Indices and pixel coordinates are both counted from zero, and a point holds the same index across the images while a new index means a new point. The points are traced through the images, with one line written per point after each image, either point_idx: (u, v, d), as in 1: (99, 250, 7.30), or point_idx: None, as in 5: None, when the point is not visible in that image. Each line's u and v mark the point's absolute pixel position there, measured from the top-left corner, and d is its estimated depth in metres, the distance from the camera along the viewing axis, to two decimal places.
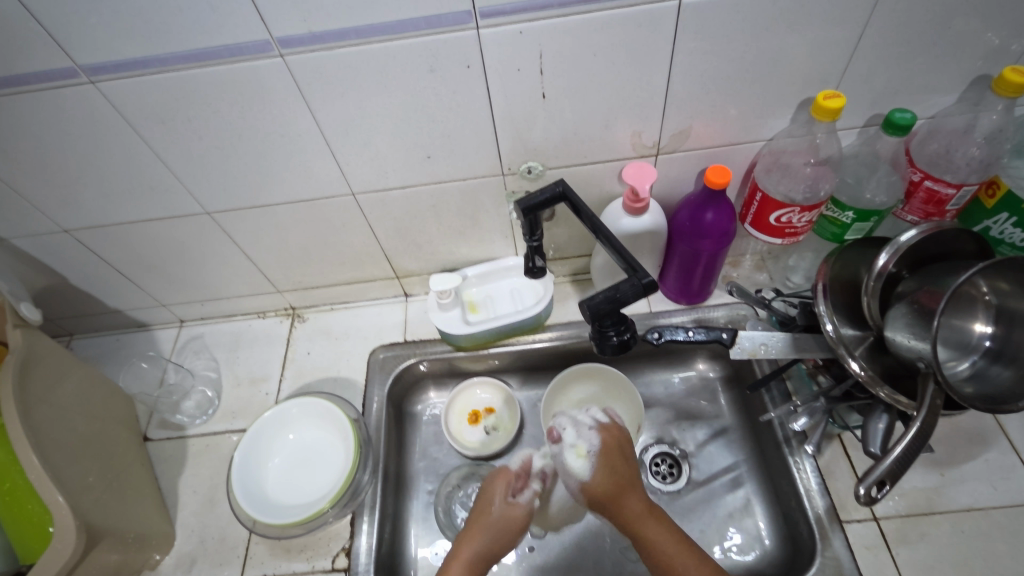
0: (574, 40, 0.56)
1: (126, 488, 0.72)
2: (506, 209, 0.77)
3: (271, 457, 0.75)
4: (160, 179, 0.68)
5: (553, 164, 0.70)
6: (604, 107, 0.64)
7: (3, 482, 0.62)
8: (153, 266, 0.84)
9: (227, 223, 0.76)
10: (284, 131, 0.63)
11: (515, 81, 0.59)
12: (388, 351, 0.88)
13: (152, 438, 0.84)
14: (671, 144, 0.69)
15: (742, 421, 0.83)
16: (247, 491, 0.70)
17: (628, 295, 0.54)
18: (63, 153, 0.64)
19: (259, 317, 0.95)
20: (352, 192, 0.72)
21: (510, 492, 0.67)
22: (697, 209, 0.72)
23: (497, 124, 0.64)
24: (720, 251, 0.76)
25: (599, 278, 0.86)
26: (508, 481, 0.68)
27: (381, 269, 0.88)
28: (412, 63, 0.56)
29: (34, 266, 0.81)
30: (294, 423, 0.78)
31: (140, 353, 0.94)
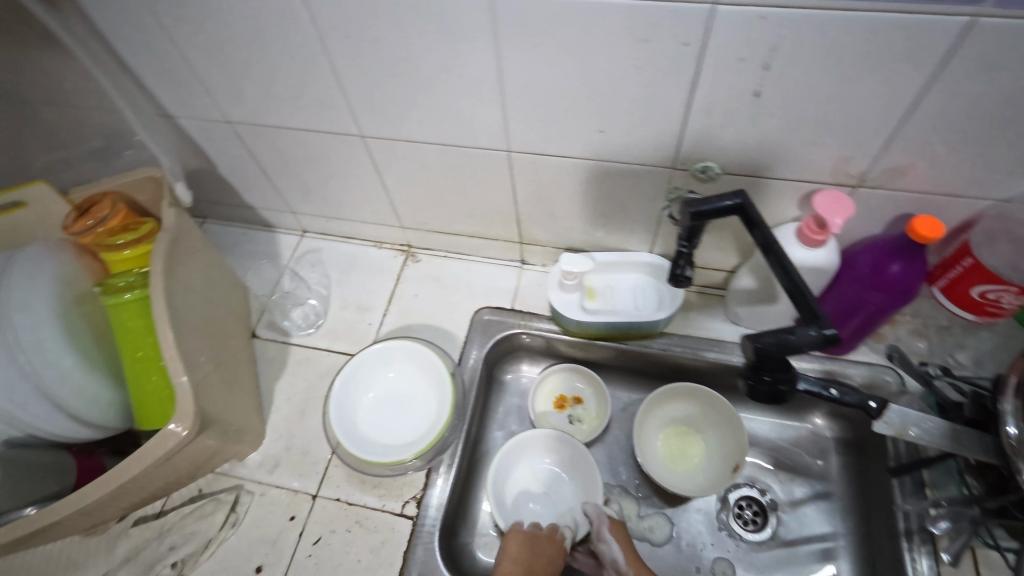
0: (820, 40, 0.48)
1: (232, 381, 0.76)
2: (661, 203, 0.71)
3: (365, 390, 0.76)
4: (328, 93, 0.67)
5: (732, 169, 0.63)
6: (820, 121, 0.55)
7: (137, 348, 0.64)
8: (295, 174, 0.85)
9: (376, 150, 0.75)
10: (464, 73, 0.59)
11: (731, 72, 0.52)
12: (493, 314, 0.85)
13: (259, 336, 0.87)
14: (879, 179, 0.60)
15: (851, 493, 0.76)
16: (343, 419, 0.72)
17: (802, 343, 0.47)
18: (246, 47, 0.63)
19: (375, 247, 0.96)
20: (509, 149, 0.68)
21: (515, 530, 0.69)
22: (884, 257, 0.63)
23: (690, 113, 0.57)
24: (891, 308, 0.67)
25: (734, 299, 0.78)
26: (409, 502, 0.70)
27: (507, 230, 0.85)
28: (626, 30, 0.50)
29: (191, 148, 0.84)
30: (393, 363, 0.78)
31: (262, 252, 0.97)
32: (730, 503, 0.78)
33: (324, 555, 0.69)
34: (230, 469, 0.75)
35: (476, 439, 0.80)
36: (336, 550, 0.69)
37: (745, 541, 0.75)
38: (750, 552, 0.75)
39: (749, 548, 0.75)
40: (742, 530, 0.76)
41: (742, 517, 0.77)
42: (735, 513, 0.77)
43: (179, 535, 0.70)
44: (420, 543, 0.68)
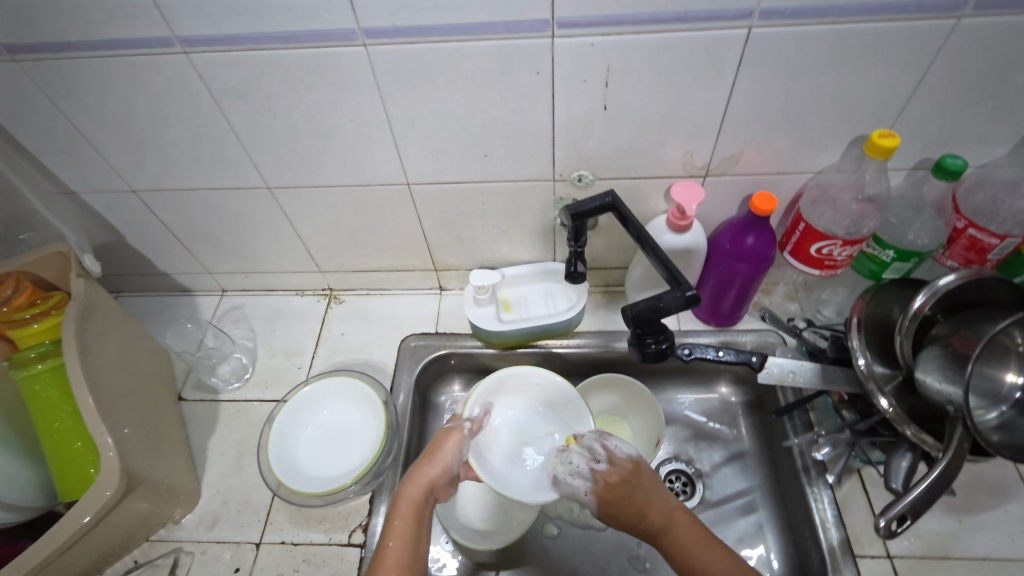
0: (643, 59, 0.58)
1: (158, 443, 0.75)
2: (552, 214, 0.79)
3: (478, 404, 0.74)
4: (230, 151, 0.72)
5: (603, 175, 0.73)
6: (662, 125, 0.66)
7: (52, 420, 0.63)
8: (208, 234, 0.87)
9: (285, 200, 0.79)
10: (355, 118, 0.66)
11: (580, 92, 0.62)
12: (420, 340, 0.90)
13: (186, 398, 0.87)
14: (720, 167, 0.71)
15: (761, 448, 0.84)
16: (472, 421, 0.70)
17: (670, 306, 0.56)
18: (144, 116, 0.67)
19: (298, 295, 0.98)
20: (407, 182, 0.75)
21: (456, 454, 0.66)
22: (739, 232, 0.73)
23: (557, 129, 0.67)
24: (756, 276, 0.77)
25: (632, 290, 0.87)
26: (460, 437, 0.66)
27: (421, 260, 0.91)
28: (486, 65, 0.59)
29: (98, 222, 0.85)
30: (514, 396, 0.77)
31: (182, 317, 0.97)
32: (660, 478, 0.84)
33: None
34: (166, 534, 0.74)
35: (416, 462, 0.82)
36: None
37: None
38: None
39: None
40: None
41: (673, 490, 0.83)
42: (666, 486, 0.84)
43: None
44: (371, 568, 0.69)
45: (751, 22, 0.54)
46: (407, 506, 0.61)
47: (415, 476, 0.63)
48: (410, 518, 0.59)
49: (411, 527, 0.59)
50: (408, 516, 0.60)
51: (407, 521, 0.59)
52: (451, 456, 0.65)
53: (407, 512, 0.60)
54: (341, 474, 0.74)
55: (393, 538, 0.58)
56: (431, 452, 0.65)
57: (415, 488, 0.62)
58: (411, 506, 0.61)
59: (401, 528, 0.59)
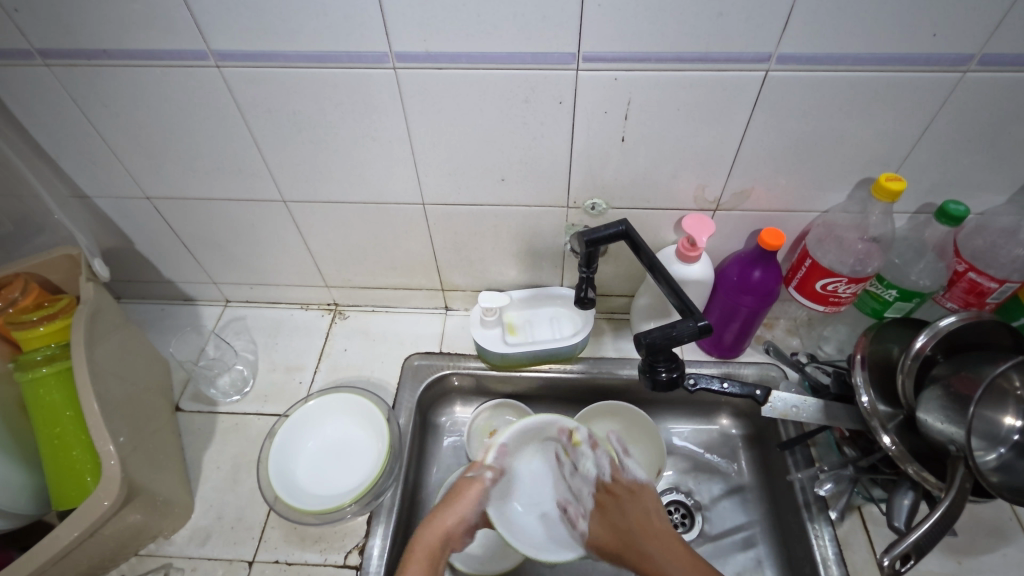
0: (662, 94, 0.60)
1: (152, 453, 0.73)
2: (562, 239, 0.81)
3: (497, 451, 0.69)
4: (251, 163, 0.72)
5: (616, 204, 0.74)
6: (677, 159, 0.68)
7: (53, 425, 0.62)
8: (217, 244, 0.87)
9: (299, 214, 0.80)
10: (377, 136, 0.67)
11: (600, 122, 0.64)
12: (423, 359, 0.89)
13: (183, 408, 0.85)
14: (730, 202, 0.73)
15: (760, 482, 0.84)
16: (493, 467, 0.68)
17: (683, 334, 0.57)
18: (168, 125, 0.68)
19: (301, 308, 0.98)
20: (423, 202, 0.76)
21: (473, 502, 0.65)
22: (747, 266, 0.75)
23: (574, 158, 0.68)
24: (761, 310, 0.78)
25: (637, 319, 0.88)
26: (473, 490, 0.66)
27: (429, 279, 0.91)
28: (510, 92, 0.61)
29: (108, 227, 0.84)
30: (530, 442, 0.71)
31: (183, 326, 0.96)
32: None
33: None
34: (156, 549, 0.72)
35: (414, 482, 0.81)
36: None
37: None
38: None
39: None
40: None
41: (672, 521, 0.83)
42: (665, 518, 0.83)
43: None
44: None
45: (768, 66, 0.57)
46: (422, 555, 0.61)
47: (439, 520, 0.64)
48: (425, 561, 0.60)
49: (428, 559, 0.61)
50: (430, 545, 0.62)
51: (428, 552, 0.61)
52: (468, 503, 0.65)
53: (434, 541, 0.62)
54: (339, 494, 0.72)
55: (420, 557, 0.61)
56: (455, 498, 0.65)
57: (434, 531, 0.63)
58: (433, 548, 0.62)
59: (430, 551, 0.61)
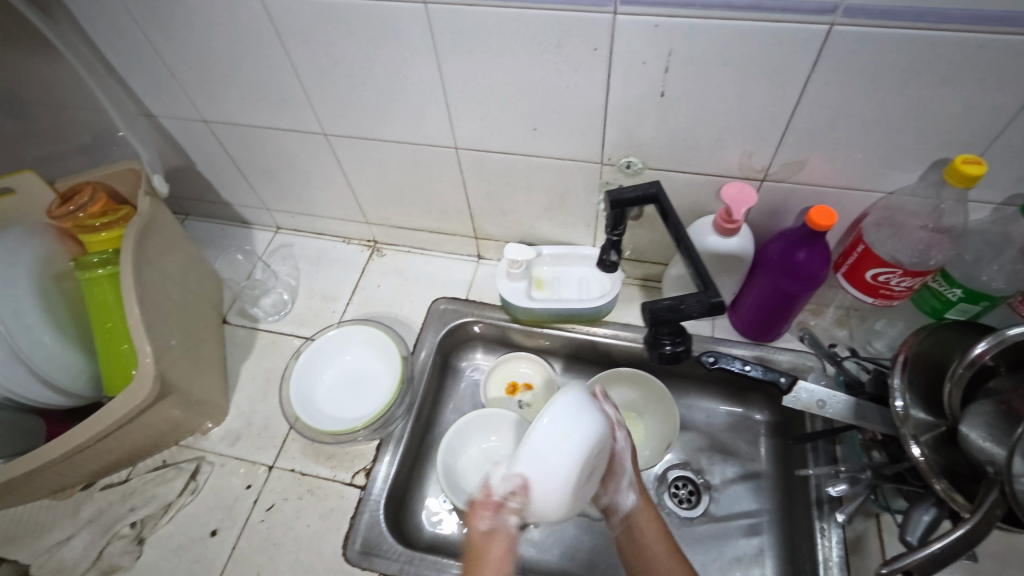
0: (709, 44, 0.54)
1: (196, 357, 0.81)
2: (596, 197, 0.77)
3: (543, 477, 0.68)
4: (293, 94, 0.74)
5: (653, 164, 0.70)
6: (723, 121, 0.62)
7: (105, 320, 0.69)
8: (267, 171, 0.91)
9: (339, 148, 0.82)
10: (410, 75, 0.67)
11: (638, 74, 0.59)
12: (449, 304, 0.91)
13: (230, 322, 0.93)
14: (780, 173, 0.66)
15: (777, 473, 0.81)
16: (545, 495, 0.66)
17: (691, 310, 0.53)
18: (218, 51, 0.71)
19: (343, 242, 1.02)
20: (455, 146, 0.75)
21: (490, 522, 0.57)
22: (790, 246, 0.69)
23: (609, 112, 0.64)
24: (803, 294, 0.72)
25: (669, 289, 0.84)
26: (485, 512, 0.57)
27: (463, 226, 0.91)
28: (544, 36, 0.58)
29: (172, 146, 0.90)
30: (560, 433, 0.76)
31: (238, 246, 1.03)
32: (666, 481, 0.84)
33: (279, 519, 0.73)
34: (193, 442, 0.80)
35: (427, 419, 0.85)
36: (288, 515, 0.74)
37: (678, 517, 0.81)
38: (682, 527, 0.80)
39: (682, 524, 0.81)
40: (676, 507, 0.82)
41: (678, 496, 0.83)
42: (671, 491, 0.83)
43: (141, 499, 0.75)
44: (366, 510, 0.72)
45: (834, 19, 0.50)
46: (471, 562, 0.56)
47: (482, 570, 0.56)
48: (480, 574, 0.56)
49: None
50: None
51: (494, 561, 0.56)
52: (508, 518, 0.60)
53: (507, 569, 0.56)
54: (351, 420, 0.77)
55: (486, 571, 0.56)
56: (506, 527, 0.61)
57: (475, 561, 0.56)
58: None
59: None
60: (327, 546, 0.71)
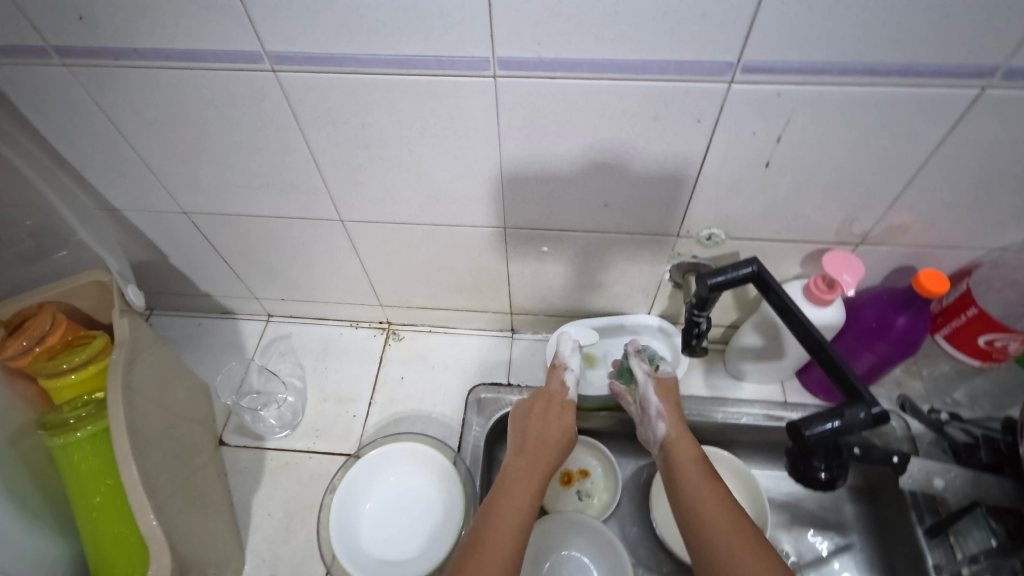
0: (835, 113, 0.47)
1: (202, 505, 0.65)
2: (662, 268, 0.69)
3: None
4: (307, 179, 0.61)
5: (737, 234, 0.62)
6: (828, 189, 0.55)
7: (93, 493, 0.54)
8: (262, 260, 0.77)
9: (357, 233, 0.69)
10: (461, 154, 0.56)
11: (743, 145, 0.51)
12: (489, 391, 0.78)
13: (228, 443, 0.77)
14: (880, 236, 0.60)
15: (874, 543, 0.75)
16: None
17: (853, 426, 0.45)
18: (212, 136, 0.57)
19: (351, 327, 0.88)
20: (505, 226, 0.65)
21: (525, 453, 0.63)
22: (889, 310, 0.63)
23: (698, 183, 0.56)
24: (897, 360, 0.66)
25: (738, 355, 0.77)
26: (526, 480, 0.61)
27: (498, 303, 0.80)
28: (638, 109, 0.49)
29: (139, 239, 0.74)
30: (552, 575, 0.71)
31: (223, 343, 0.87)
32: None
33: None
34: None
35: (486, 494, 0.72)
36: None
37: None
38: None
39: None
40: None
41: None
42: None
43: None
44: None
45: (988, 82, 0.44)
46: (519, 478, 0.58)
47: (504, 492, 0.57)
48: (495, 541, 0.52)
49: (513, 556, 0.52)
50: (501, 547, 0.52)
51: (524, 484, 0.58)
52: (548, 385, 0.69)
53: (525, 513, 0.55)
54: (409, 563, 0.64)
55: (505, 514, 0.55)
56: (523, 430, 0.64)
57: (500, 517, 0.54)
58: (509, 525, 0.54)
59: (506, 542, 0.52)
60: None
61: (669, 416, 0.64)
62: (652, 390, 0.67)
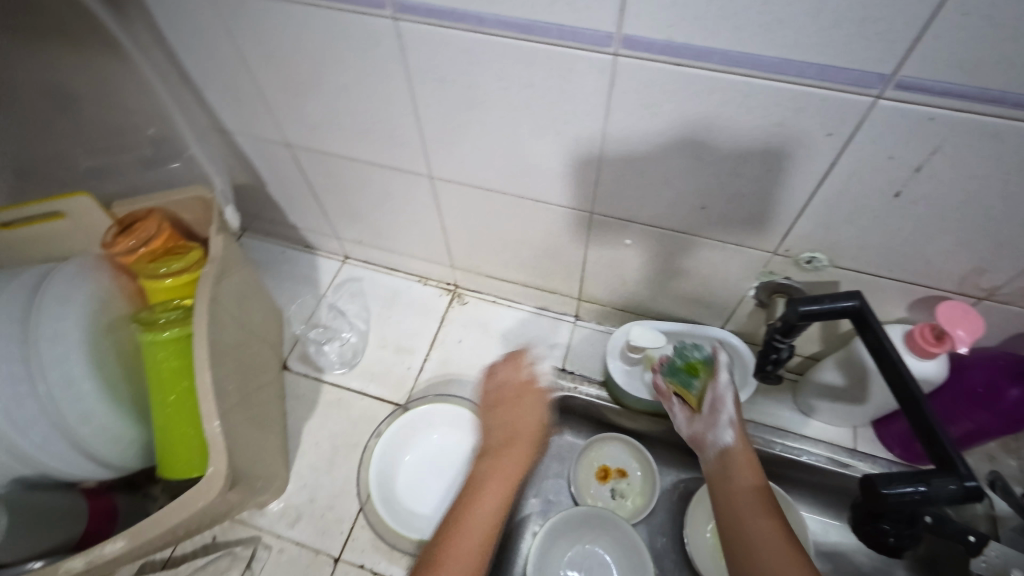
0: (994, 150, 0.41)
1: (260, 423, 0.70)
2: (748, 284, 0.65)
3: None
4: (406, 130, 0.61)
5: (842, 263, 0.57)
6: (962, 232, 0.49)
7: (167, 393, 0.58)
8: (348, 202, 0.79)
9: (443, 192, 0.69)
10: (563, 130, 0.54)
11: (874, 168, 0.46)
12: (543, 373, 0.79)
13: (290, 369, 0.81)
14: (1011, 295, 0.53)
15: None
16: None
17: (937, 497, 0.41)
18: (323, 76, 0.58)
19: (419, 282, 0.90)
20: (591, 210, 0.63)
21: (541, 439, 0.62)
22: (1002, 378, 0.56)
23: (811, 202, 0.51)
24: (998, 433, 0.60)
25: (811, 390, 0.72)
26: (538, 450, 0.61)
27: (567, 286, 0.79)
28: (763, 111, 0.45)
29: (243, 163, 0.78)
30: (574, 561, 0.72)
31: (300, 275, 0.91)
32: None
33: None
34: (247, 518, 0.69)
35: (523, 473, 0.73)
36: None
37: None
38: None
39: None
40: None
41: None
42: None
43: None
44: None
45: None
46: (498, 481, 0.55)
47: (488, 489, 0.55)
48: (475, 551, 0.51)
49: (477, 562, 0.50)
50: (468, 557, 0.50)
51: (501, 471, 0.56)
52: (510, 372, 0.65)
53: (491, 520, 0.53)
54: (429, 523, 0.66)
55: (480, 513, 0.53)
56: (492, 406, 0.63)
57: (472, 528, 0.52)
58: (485, 530, 0.52)
59: (477, 540, 0.51)
60: None
61: (740, 430, 0.54)
62: (727, 399, 0.56)
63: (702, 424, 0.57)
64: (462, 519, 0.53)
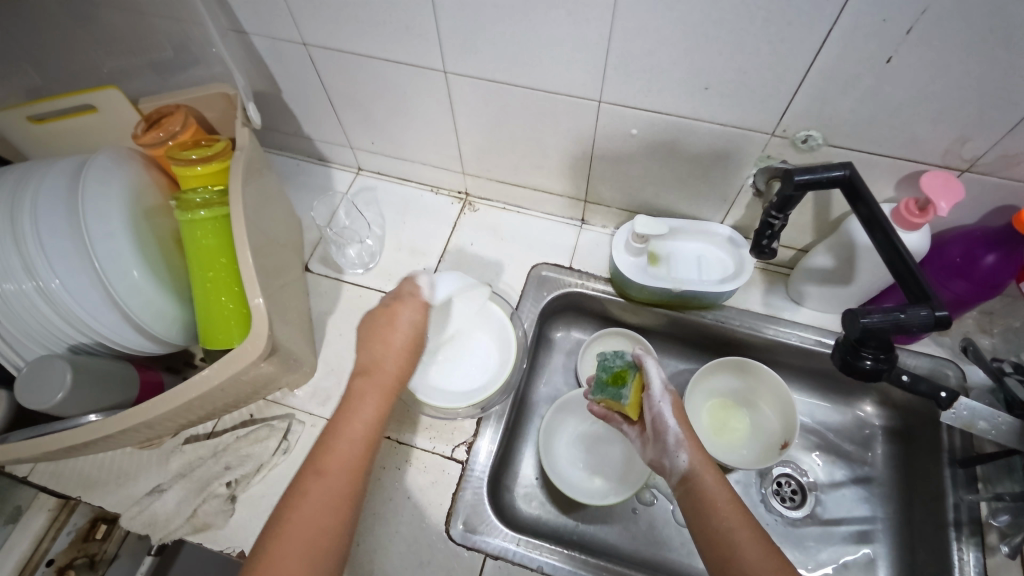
0: (979, 7, 0.45)
1: (289, 311, 0.75)
2: (747, 172, 0.69)
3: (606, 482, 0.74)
4: (421, 21, 0.63)
5: (836, 141, 0.61)
6: (947, 100, 0.53)
7: (208, 268, 0.63)
8: (363, 106, 0.81)
9: (456, 88, 0.72)
10: (574, 11, 0.56)
11: (869, 35, 0.49)
12: (552, 271, 0.84)
13: (312, 270, 0.86)
14: (991, 165, 0.57)
15: (896, 481, 0.76)
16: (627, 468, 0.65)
17: (912, 323, 0.46)
18: None
19: (431, 191, 0.93)
20: (599, 99, 0.66)
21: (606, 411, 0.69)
22: (978, 247, 0.61)
23: (808, 76, 0.55)
24: (974, 302, 0.65)
25: (803, 278, 0.77)
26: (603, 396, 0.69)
27: (575, 187, 0.82)
28: None
29: (258, 68, 0.80)
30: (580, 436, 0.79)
31: (317, 186, 0.95)
32: (770, 478, 0.79)
33: (377, 488, 0.69)
34: (280, 398, 0.75)
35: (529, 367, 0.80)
36: (386, 485, 0.70)
37: (785, 517, 0.76)
38: (788, 528, 0.76)
39: (788, 525, 0.76)
40: (780, 507, 0.77)
41: (781, 495, 0.78)
42: (774, 490, 0.78)
43: (234, 457, 0.70)
44: (468, 487, 0.69)
45: None
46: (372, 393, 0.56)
47: (348, 412, 0.55)
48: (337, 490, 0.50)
49: (353, 475, 0.52)
50: (350, 462, 0.52)
51: (366, 410, 0.55)
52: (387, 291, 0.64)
53: (362, 446, 0.53)
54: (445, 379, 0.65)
55: (348, 438, 0.53)
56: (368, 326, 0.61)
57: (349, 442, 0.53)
58: (357, 445, 0.54)
59: (347, 464, 0.52)
60: (428, 520, 0.68)
61: (692, 446, 0.59)
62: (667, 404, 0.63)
63: (654, 447, 0.62)
64: (338, 437, 0.53)
